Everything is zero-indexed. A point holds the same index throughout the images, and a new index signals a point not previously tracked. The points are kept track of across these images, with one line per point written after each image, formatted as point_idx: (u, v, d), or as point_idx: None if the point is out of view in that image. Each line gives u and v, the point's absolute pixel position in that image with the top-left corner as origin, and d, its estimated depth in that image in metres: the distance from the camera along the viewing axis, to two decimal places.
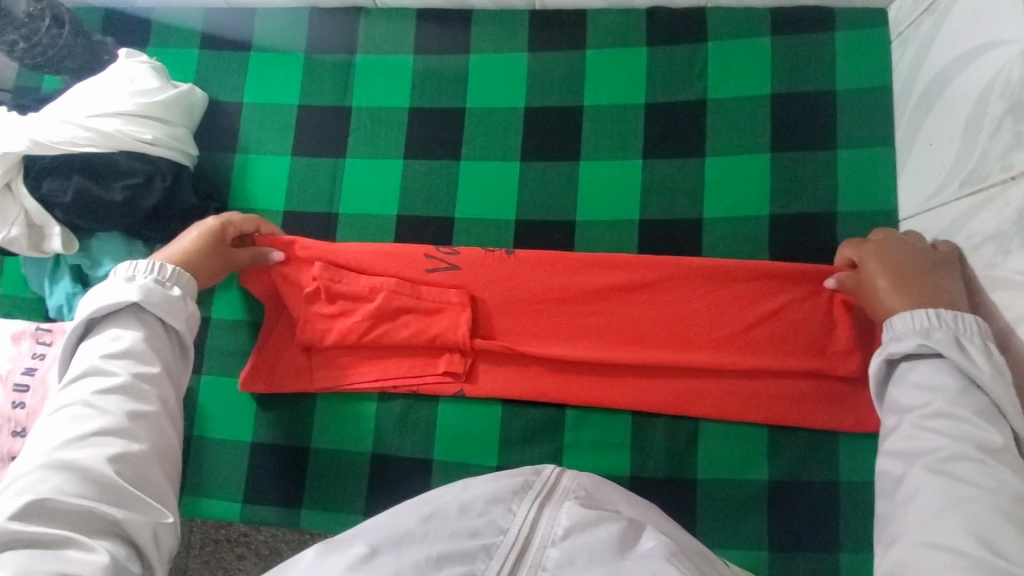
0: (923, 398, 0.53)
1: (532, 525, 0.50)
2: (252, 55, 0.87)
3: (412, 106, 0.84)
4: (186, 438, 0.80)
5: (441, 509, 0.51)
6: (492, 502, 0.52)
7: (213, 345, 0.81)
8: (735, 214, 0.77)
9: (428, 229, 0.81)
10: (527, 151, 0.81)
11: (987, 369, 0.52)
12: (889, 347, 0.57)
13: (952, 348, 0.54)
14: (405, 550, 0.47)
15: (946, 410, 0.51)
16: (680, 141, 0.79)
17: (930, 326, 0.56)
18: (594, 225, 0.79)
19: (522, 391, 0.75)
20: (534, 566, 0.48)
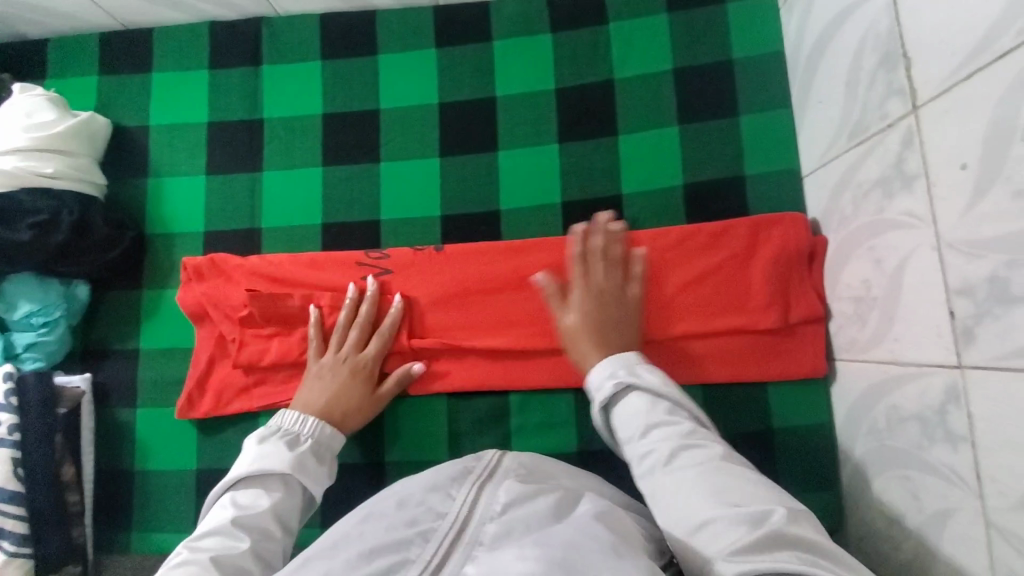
0: (636, 428, 0.57)
1: (471, 505, 0.49)
2: (154, 76, 0.85)
3: (326, 112, 0.83)
4: (129, 474, 0.78)
5: (377, 509, 0.50)
6: (432, 491, 0.51)
7: (147, 376, 0.79)
8: (650, 187, 0.79)
9: (354, 234, 0.81)
10: (445, 146, 0.82)
11: (660, 382, 0.59)
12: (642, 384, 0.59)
13: (633, 377, 0.60)
14: (339, 550, 0.46)
15: (663, 423, 0.55)
16: (592, 122, 0.81)
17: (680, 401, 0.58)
18: (519, 212, 0.80)
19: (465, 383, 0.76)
20: (473, 542, 0.46)
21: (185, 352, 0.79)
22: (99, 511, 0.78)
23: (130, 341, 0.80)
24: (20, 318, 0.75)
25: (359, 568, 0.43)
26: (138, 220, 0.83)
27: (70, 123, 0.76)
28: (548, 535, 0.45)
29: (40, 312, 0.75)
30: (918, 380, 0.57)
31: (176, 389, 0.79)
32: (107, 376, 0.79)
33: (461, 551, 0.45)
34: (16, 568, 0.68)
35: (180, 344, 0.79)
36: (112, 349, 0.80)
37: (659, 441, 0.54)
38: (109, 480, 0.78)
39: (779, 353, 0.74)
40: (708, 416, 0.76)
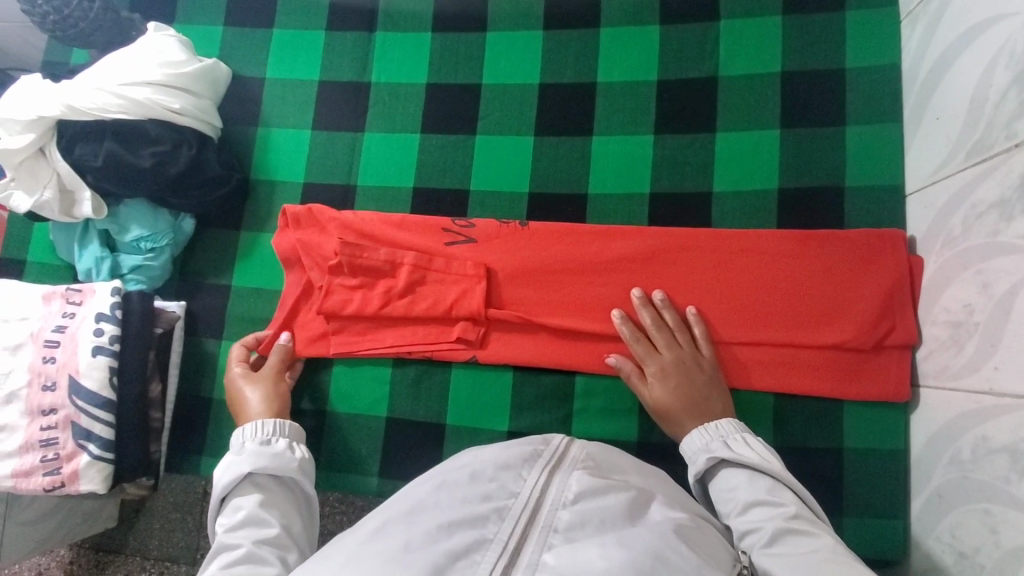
0: (734, 504, 0.57)
1: (543, 488, 0.50)
2: (274, 32, 0.90)
3: (430, 82, 0.86)
4: (206, 401, 0.82)
5: (449, 478, 0.51)
6: (503, 470, 0.52)
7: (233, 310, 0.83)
8: (742, 187, 0.78)
9: (442, 201, 0.83)
10: (540, 126, 0.83)
11: (757, 455, 0.59)
12: (693, 470, 0.63)
13: (723, 449, 0.61)
14: (416, 517, 0.47)
15: (758, 500, 0.55)
16: (691, 117, 0.81)
17: (707, 439, 0.63)
18: (606, 197, 0.81)
19: (535, 358, 0.77)
20: (547, 528, 0.46)
21: (270, 294, 0.83)
22: (175, 432, 0.82)
23: (221, 277, 0.85)
24: (130, 241, 0.80)
25: (440, 543, 0.44)
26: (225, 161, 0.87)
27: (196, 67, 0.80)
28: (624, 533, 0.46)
29: (149, 238, 0.80)
30: (1016, 412, 0.54)
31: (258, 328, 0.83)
32: (196, 307, 0.84)
33: (536, 537, 0.46)
34: (97, 471, 0.73)
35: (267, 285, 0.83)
36: (204, 283, 0.84)
37: (760, 519, 0.54)
38: (187, 404, 0.83)
39: (857, 370, 0.72)
40: (773, 426, 0.75)
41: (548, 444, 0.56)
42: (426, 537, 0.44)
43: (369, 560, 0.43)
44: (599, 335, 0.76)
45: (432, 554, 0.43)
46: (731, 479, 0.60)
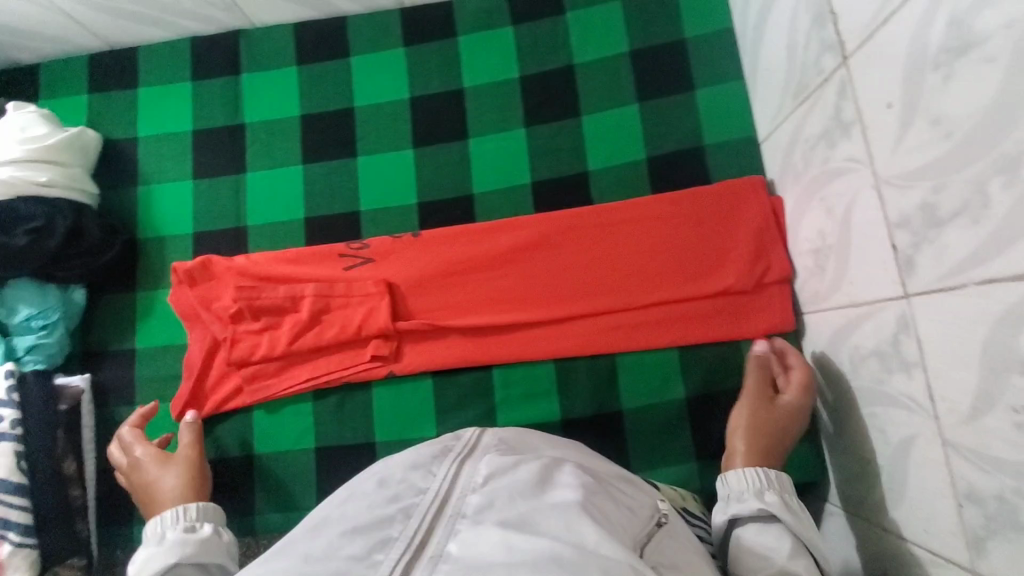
0: (767, 570, 0.52)
1: (453, 479, 0.48)
2: (141, 90, 0.90)
3: (304, 113, 0.88)
4: None
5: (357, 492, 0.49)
6: (410, 472, 0.49)
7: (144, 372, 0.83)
8: (613, 162, 0.83)
9: (336, 224, 0.85)
10: (417, 138, 0.86)
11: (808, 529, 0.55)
12: (734, 508, 0.57)
13: (781, 506, 0.56)
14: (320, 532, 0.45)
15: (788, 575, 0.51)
16: (556, 104, 0.85)
17: (764, 486, 0.58)
18: (491, 194, 0.84)
19: (451, 360, 0.79)
20: (455, 514, 0.45)
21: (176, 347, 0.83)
22: (102, 506, 0.80)
23: (127, 341, 0.84)
24: (20, 322, 0.79)
25: (342, 549, 0.42)
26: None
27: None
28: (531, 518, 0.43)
29: (39, 315, 0.79)
30: (871, 316, 0.60)
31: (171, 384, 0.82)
32: (105, 376, 0.83)
33: (442, 524, 0.44)
34: (23, 558, 0.71)
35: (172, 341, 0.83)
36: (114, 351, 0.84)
37: None
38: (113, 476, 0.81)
39: (744, 311, 0.77)
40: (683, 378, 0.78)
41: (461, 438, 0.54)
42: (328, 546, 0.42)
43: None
44: (508, 326, 0.79)
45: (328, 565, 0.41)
46: (771, 541, 0.54)
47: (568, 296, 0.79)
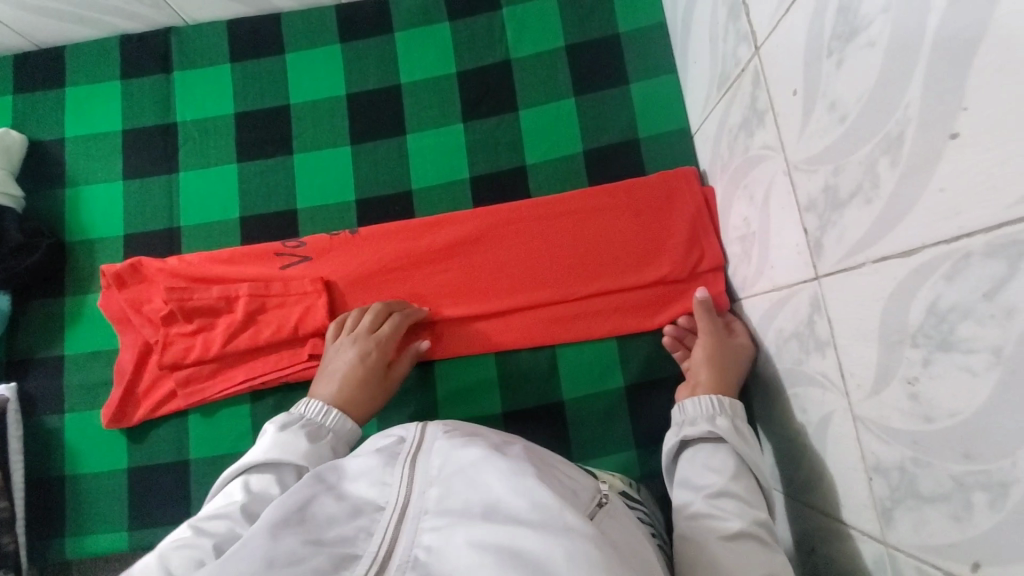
0: (710, 483, 0.58)
1: (409, 483, 0.48)
2: (177, 74, 0.87)
3: (347, 92, 0.85)
4: (181, 464, 0.77)
5: (315, 509, 0.46)
6: (364, 476, 0.50)
7: (170, 359, 0.75)
8: (667, 129, 0.82)
9: (384, 204, 0.83)
10: (465, 112, 0.84)
11: (753, 447, 0.61)
12: (685, 429, 0.64)
13: (731, 430, 0.62)
14: (282, 536, 0.43)
15: (731, 491, 0.57)
16: (604, 74, 0.84)
17: (717, 411, 0.64)
18: (545, 165, 0.82)
19: (471, 346, 0.78)
20: (417, 512, 0.46)
21: (213, 334, 0.77)
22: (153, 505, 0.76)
23: (155, 332, 0.77)
24: None
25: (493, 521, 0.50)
26: (61, 229, 0.84)
27: None
28: (490, 505, 0.45)
29: None
30: None
31: (211, 375, 0.77)
32: None
33: (406, 528, 0.44)
34: None
35: (209, 328, 0.77)
36: (140, 342, 0.77)
37: (732, 511, 0.55)
38: (149, 470, 0.77)
39: None
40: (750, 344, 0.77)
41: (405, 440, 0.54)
42: (292, 550, 0.41)
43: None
44: (515, 309, 0.78)
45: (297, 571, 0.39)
46: (720, 461, 0.60)
47: (594, 272, 0.78)
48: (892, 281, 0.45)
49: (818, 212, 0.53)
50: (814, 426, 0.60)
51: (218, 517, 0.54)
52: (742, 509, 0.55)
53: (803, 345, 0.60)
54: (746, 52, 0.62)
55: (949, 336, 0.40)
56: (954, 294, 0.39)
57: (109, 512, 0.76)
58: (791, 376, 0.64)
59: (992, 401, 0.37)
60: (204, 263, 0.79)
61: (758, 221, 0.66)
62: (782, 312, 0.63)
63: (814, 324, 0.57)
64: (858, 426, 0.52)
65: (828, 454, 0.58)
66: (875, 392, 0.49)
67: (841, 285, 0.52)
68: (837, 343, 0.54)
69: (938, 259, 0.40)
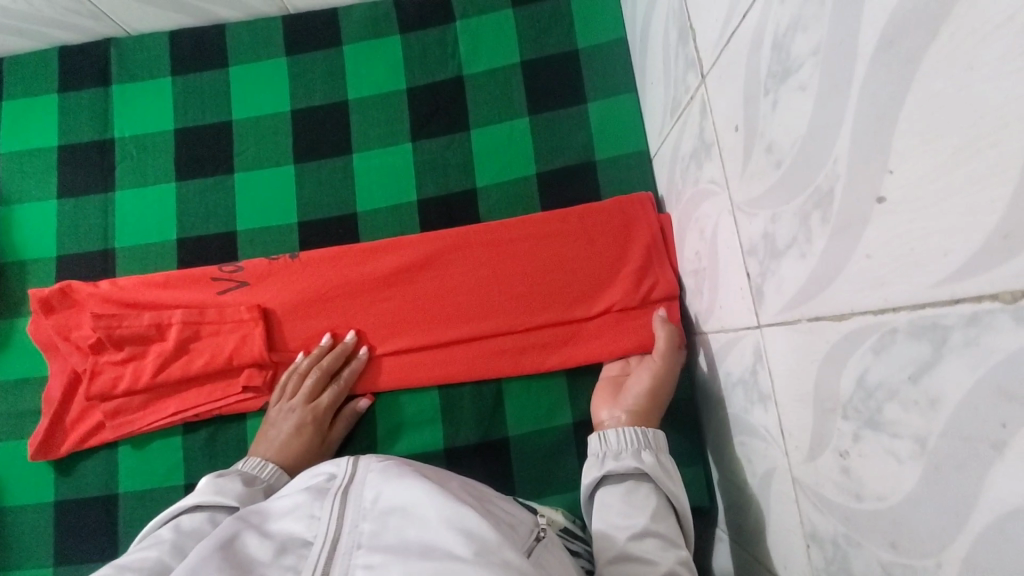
0: (631, 523, 0.55)
1: (339, 516, 0.46)
2: (116, 87, 0.83)
3: (293, 108, 0.82)
4: (110, 497, 0.74)
5: (237, 550, 0.44)
6: (291, 513, 0.48)
7: (97, 389, 0.72)
8: (623, 151, 0.78)
9: (328, 227, 0.79)
10: (414, 131, 0.81)
11: (677, 483, 0.59)
12: (611, 465, 0.59)
13: (654, 467, 0.58)
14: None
15: (656, 531, 0.55)
16: (560, 92, 0.80)
17: (640, 446, 0.60)
18: (496, 188, 0.79)
19: (414, 379, 0.74)
20: (350, 548, 0.43)
21: (144, 363, 0.73)
22: (79, 540, 0.73)
23: (83, 360, 0.74)
24: None
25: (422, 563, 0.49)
26: None
27: None
28: (428, 544, 0.43)
29: None
30: None
31: (142, 406, 0.73)
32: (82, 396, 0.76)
33: (338, 564, 0.42)
34: None
35: (140, 356, 0.73)
36: (70, 370, 0.74)
37: (654, 553, 0.53)
38: (75, 504, 0.74)
39: None
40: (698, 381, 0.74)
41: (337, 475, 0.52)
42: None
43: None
44: (459, 341, 0.74)
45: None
46: (643, 500, 0.57)
47: (542, 302, 0.74)
48: (825, 344, 0.41)
49: (758, 258, 0.49)
50: (758, 479, 0.57)
51: (143, 552, 0.49)
52: (666, 550, 0.54)
53: (747, 394, 0.57)
54: (694, 80, 0.58)
55: (876, 415, 0.36)
56: (882, 370, 0.35)
57: (33, 548, 0.73)
58: (738, 423, 0.60)
59: (919, 491, 0.33)
60: (138, 288, 0.75)
61: (707, 257, 0.62)
62: (729, 355, 0.60)
63: (757, 374, 0.53)
64: (798, 490, 0.48)
65: (771, 510, 0.55)
66: (811, 457, 0.45)
67: (780, 339, 0.48)
68: (777, 398, 0.50)
69: (866, 329, 0.36)
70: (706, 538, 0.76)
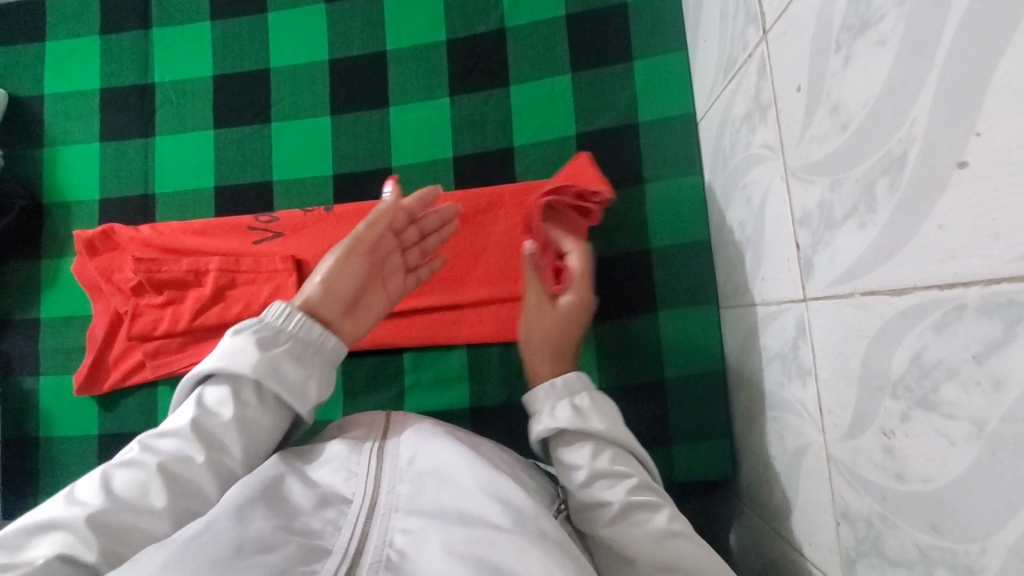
0: (574, 476, 0.54)
1: (377, 475, 0.49)
2: (156, 30, 0.83)
3: (331, 57, 0.80)
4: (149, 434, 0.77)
5: (281, 495, 0.47)
6: (329, 463, 0.51)
7: (138, 330, 0.74)
8: (668, 113, 0.75)
9: (362, 181, 0.79)
10: (453, 85, 0.79)
11: (601, 422, 0.55)
12: (537, 432, 0.57)
13: (567, 418, 0.55)
14: (250, 522, 0.43)
15: (601, 470, 0.53)
16: (605, 49, 0.76)
17: (550, 404, 0.57)
18: (533, 147, 0.77)
19: (436, 337, 0.75)
20: (387, 511, 0.46)
21: (182, 308, 0.75)
22: None
23: (125, 301, 0.76)
24: None
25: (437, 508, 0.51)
26: (39, 189, 0.83)
27: None
28: (463, 510, 0.46)
29: None
30: None
31: (180, 348, 0.75)
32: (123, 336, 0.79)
33: (377, 524, 0.45)
34: None
35: (178, 301, 0.75)
36: (112, 310, 0.77)
37: (604, 497, 0.52)
38: (117, 438, 0.77)
39: None
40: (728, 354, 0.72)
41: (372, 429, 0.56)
42: (263, 537, 0.42)
43: (192, 566, 0.38)
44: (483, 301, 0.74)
45: (265, 559, 0.40)
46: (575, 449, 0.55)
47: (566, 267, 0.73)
48: (879, 319, 0.39)
49: (811, 228, 0.47)
50: (789, 456, 0.56)
51: (169, 435, 0.50)
52: (613, 488, 0.52)
53: (785, 369, 0.55)
54: (754, 36, 0.55)
55: (931, 395, 0.35)
56: (942, 349, 0.34)
57: (78, 476, 0.77)
58: (771, 398, 0.59)
59: (972, 475, 0.32)
60: (177, 234, 0.77)
61: (753, 227, 0.59)
62: (768, 329, 0.58)
63: (798, 349, 0.51)
64: (832, 468, 0.47)
65: (800, 488, 0.54)
66: (850, 435, 0.44)
67: (828, 314, 0.46)
68: (818, 374, 0.48)
69: (929, 305, 0.34)
70: (726, 511, 0.75)
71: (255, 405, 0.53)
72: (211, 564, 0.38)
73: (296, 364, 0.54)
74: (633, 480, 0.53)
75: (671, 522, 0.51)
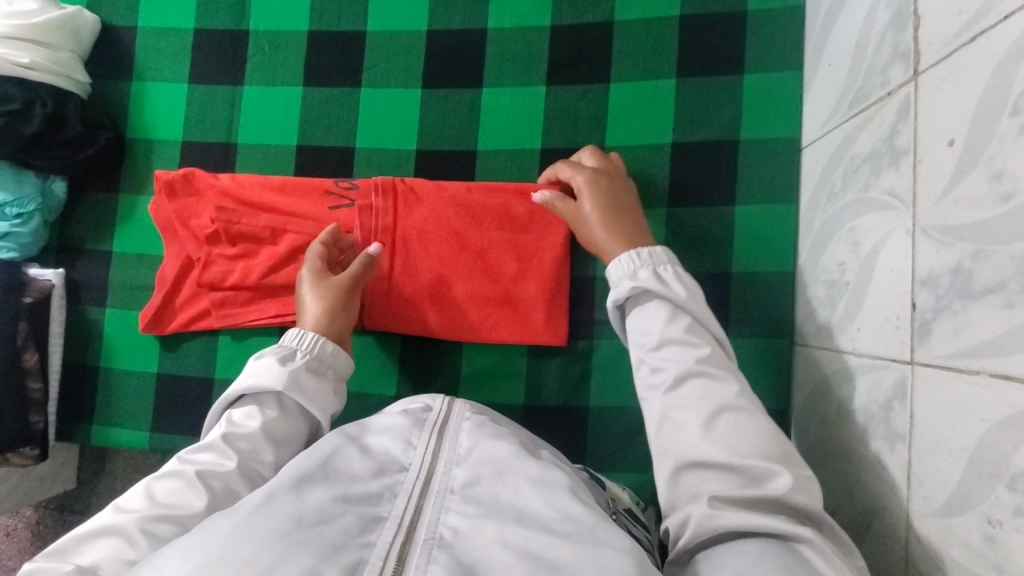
0: (649, 336, 0.54)
1: (434, 455, 0.47)
2: None
3: (430, 28, 0.78)
4: (206, 381, 0.79)
5: (337, 462, 0.45)
6: (388, 433, 0.50)
7: (209, 279, 0.75)
8: (771, 135, 0.71)
9: (444, 161, 0.77)
10: (551, 74, 0.76)
11: (684, 292, 0.55)
12: (615, 296, 0.58)
13: (653, 281, 0.56)
14: (310, 492, 0.41)
15: (673, 337, 0.52)
16: (716, 57, 0.73)
17: (635, 266, 0.58)
18: (625, 151, 0.74)
19: (382, 323, 0.75)
20: (442, 490, 0.44)
21: (254, 263, 0.75)
22: (174, 412, 0.79)
23: (198, 248, 0.77)
24: None
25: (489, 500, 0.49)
26: (124, 123, 0.83)
27: (54, 15, 0.75)
28: (519, 506, 0.43)
29: None
30: None
31: (246, 302, 0.76)
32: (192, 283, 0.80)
33: (432, 502, 0.43)
34: None
35: (250, 256, 0.75)
36: (185, 255, 0.77)
37: (674, 357, 0.52)
38: (176, 379, 0.79)
39: None
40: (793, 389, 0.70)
41: (433, 408, 0.54)
42: (322, 510, 0.40)
43: (257, 536, 0.37)
44: (435, 300, 0.74)
45: (327, 531, 0.38)
46: (652, 312, 0.55)
47: (534, 286, 0.73)
48: (1006, 408, 0.37)
49: (935, 292, 0.45)
50: (857, 510, 0.54)
51: (167, 478, 0.52)
52: (687, 353, 0.51)
53: (869, 424, 0.53)
54: (899, 75, 0.51)
55: None
56: None
57: (135, 411, 0.79)
58: (845, 449, 0.57)
59: None
60: (256, 188, 0.76)
61: (856, 272, 0.57)
62: (855, 380, 0.56)
63: (892, 410, 0.50)
64: (911, 536, 0.46)
65: (865, 544, 0.53)
66: (943, 512, 0.43)
67: (939, 385, 0.44)
68: (912, 442, 0.46)
69: None
70: None
71: (280, 416, 0.58)
72: (278, 533, 0.37)
73: (315, 378, 0.62)
74: (707, 350, 0.51)
75: (738, 397, 0.48)
